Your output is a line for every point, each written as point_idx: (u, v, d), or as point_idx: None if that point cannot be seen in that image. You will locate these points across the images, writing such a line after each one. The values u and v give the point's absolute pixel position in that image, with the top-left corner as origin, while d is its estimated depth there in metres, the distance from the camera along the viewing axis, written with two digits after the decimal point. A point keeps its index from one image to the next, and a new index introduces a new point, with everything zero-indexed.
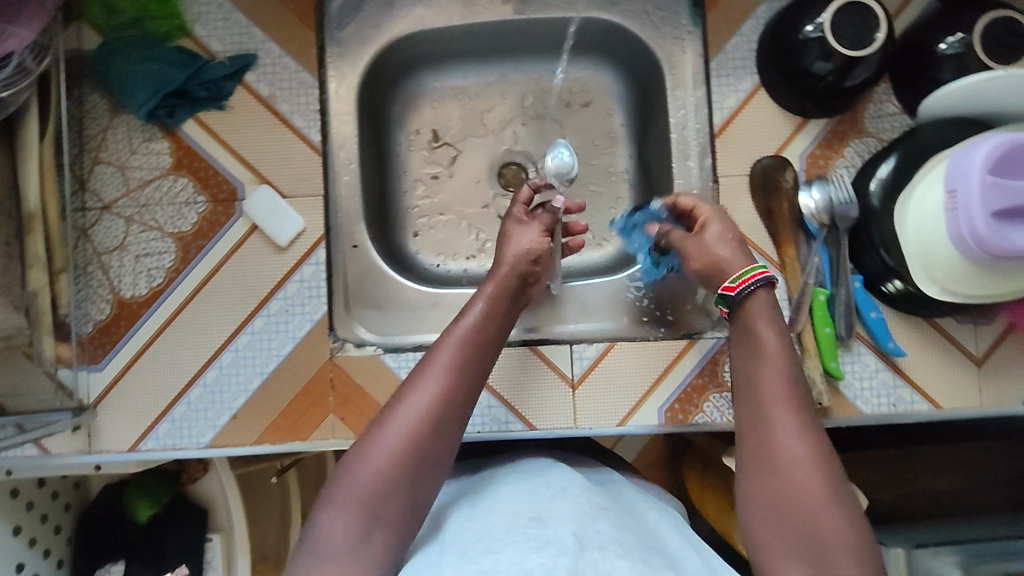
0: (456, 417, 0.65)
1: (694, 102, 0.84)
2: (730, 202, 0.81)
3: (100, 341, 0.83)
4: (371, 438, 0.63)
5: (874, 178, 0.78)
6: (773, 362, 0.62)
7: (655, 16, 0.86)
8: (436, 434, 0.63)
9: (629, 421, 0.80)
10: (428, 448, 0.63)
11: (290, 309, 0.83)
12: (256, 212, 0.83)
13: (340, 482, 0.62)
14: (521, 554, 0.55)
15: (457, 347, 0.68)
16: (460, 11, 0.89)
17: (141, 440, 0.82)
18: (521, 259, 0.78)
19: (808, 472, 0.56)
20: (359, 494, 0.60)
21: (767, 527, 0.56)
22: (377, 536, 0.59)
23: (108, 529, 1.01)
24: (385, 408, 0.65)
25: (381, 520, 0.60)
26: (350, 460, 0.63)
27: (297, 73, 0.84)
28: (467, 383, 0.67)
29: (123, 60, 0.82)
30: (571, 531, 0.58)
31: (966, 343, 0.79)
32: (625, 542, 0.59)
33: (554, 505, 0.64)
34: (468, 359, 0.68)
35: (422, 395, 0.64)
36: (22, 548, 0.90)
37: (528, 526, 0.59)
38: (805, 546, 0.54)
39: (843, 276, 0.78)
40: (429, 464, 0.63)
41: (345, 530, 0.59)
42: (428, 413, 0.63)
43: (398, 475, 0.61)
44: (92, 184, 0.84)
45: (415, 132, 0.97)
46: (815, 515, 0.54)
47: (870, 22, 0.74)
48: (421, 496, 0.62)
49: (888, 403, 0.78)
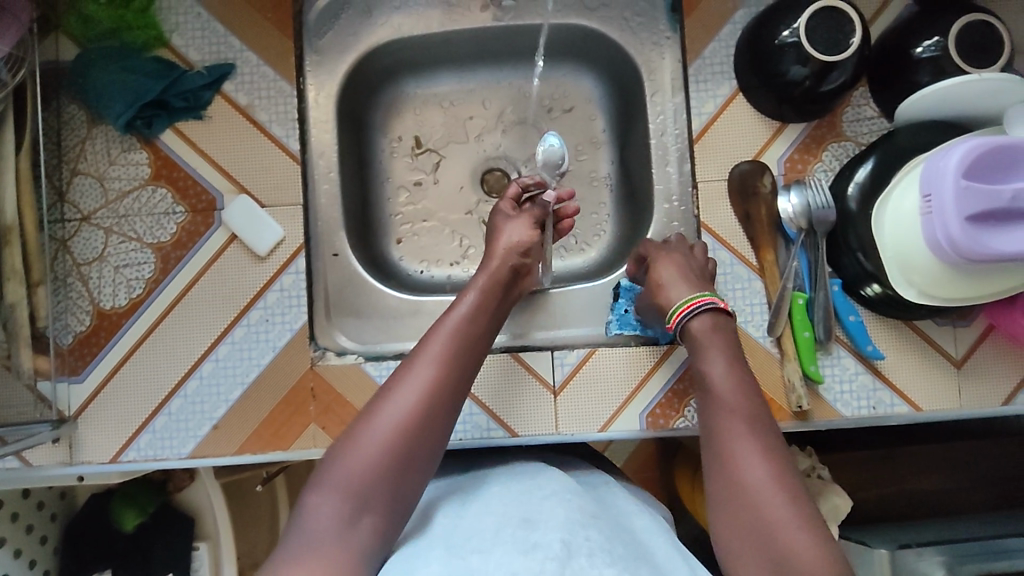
0: (448, 405, 0.66)
1: (673, 108, 0.85)
2: (709, 208, 0.81)
3: (80, 353, 0.83)
4: (363, 424, 0.64)
5: (852, 182, 0.78)
6: (725, 376, 0.64)
7: (633, 23, 0.87)
8: (428, 422, 0.64)
9: (611, 427, 0.80)
10: (419, 435, 0.63)
11: (270, 319, 0.83)
12: (235, 222, 0.83)
13: (330, 468, 0.62)
14: (508, 556, 0.56)
15: (450, 336, 0.69)
16: (439, 18, 0.89)
17: (122, 451, 0.82)
18: (511, 253, 0.78)
19: (767, 476, 0.57)
20: (347, 480, 0.61)
21: (732, 531, 0.57)
22: (364, 523, 0.60)
23: (92, 541, 1.00)
24: (377, 394, 0.66)
25: (369, 508, 0.60)
26: (340, 447, 0.64)
27: (275, 82, 0.84)
28: (460, 371, 0.67)
29: (100, 72, 0.82)
30: (559, 535, 0.58)
31: (946, 345, 0.79)
32: (614, 551, 0.58)
33: (545, 508, 0.63)
34: (460, 348, 0.69)
35: (414, 382, 0.65)
36: (7, 559, 0.89)
37: (517, 528, 0.60)
38: (767, 547, 0.55)
39: (821, 281, 0.78)
40: (419, 451, 0.63)
41: (331, 517, 0.59)
42: (421, 401, 0.64)
43: (388, 461, 0.62)
44: (71, 195, 0.84)
45: (397, 139, 0.97)
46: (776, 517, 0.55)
47: (846, 26, 0.74)
48: (411, 483, 0.63)
49: (868, 405, 0.78)
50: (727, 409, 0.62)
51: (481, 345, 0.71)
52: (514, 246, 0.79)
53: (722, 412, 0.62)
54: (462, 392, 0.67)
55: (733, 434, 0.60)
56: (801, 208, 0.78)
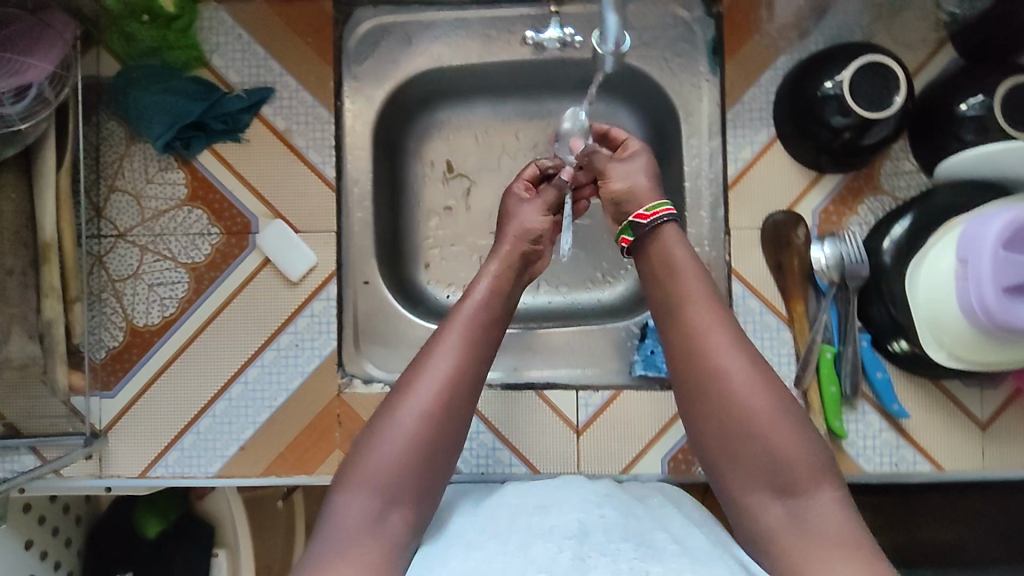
0: (466, 397, 0.67)
1: (709, 150, 0.84)
2: (742, 255, 0.81)
3: (112, 368, 0.84)
4: (384, 419, 0.65)
5: (888, 238, 0.77)
6: (707, 327, 0.66)
7: (674, 62, 0.85)
8: (448, 416, 0.66)
9: (632, 470, 0.82)
10: (440, 429, 0.65)
11: (300, 343, 0.84)
12: (270, 247, 0.84)
13: (355, 463, 0.64)
14: (525, 541, 0.58)
15: (465, 330, 0.70)
16: (478, 50, 0.89)
17: (150, 467, 0.84)
18: (521, 240, 0.81)
19: (761, 406, 0.62)
20: (375, 475, 0.62)
21: (728, 456, 0.63)
22: (394, 516, 0.62)
23: (114, 543, 1.02)
24: (395, 388, 0.67)
25: (398, 501, 0.62)
26: (364, 443, 0.65)
27: (314, 108, 0.85)
28: (475, 363, 0.69)
29: (140, 91, 0.82)
30: (574, 516, 0.61)
31: (971, 406, 0.80)
32: (628, 524, 0.60)
33: (557, 493, 0.66)
34: (475, 342, 0.70)
35: (434, 375, 0.66)
36: (34, 561, 0.92)
37: (532, 515, 0.62)
38: (764, 469, 0.61)
39: (851, 335, 0.78)
40: (441, 443, 0.65)
41: (363, 510, 0.61)
42: (440, 394, 0.66)
43: (413, 455, 0.63)
44: (108, 212, 0.85)
45: (430, 163, 0.97)
46: (773, 444, 0.61)
47: (891, 83, 0.73)
48: (435, 475, 0.65)
49: (890, 463, 0.79)
50: (712, 350, 0.64)
51: (493, 337, 0.72)
52: (524, 231, 0.82)
53: (709, 352, 0.64)
54: (477, 384, 0.69)
55: (721, 372, 0.63)
56: (834, 260, 0.79)
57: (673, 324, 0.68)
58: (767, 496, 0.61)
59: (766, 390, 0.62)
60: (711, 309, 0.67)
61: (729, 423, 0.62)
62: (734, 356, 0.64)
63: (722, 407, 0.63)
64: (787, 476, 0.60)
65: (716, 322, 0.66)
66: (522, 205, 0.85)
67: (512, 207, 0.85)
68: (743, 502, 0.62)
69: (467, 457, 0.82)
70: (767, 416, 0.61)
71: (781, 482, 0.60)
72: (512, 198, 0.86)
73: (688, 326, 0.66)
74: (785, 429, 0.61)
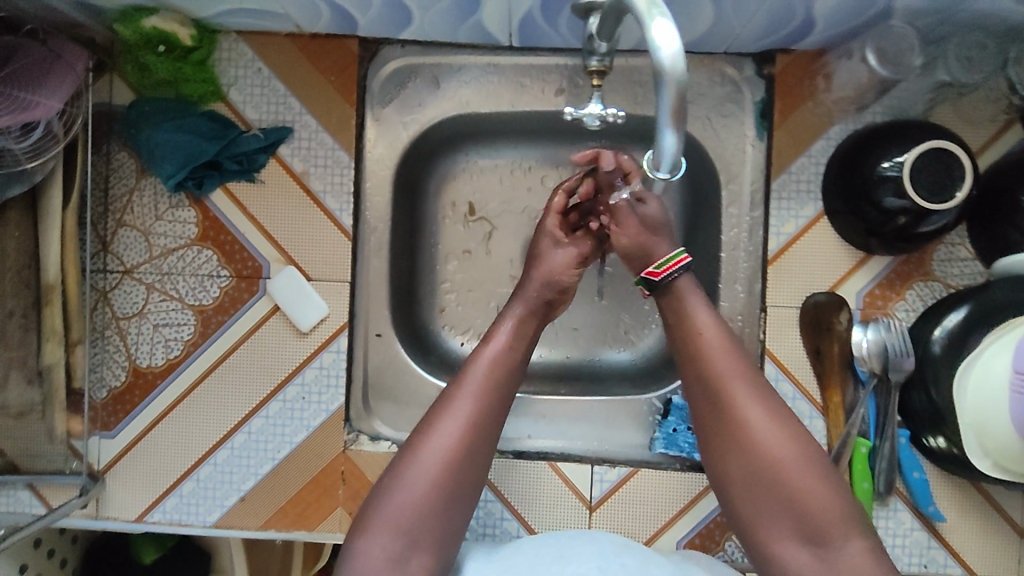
0: (490, 436, 0.64)
1: (750, 222, 0.80)
2: (778, 336, 0.77)
3: (113, 409, 0.81)
4: (405, 459, 0.62)
5: (941, 325, 0.70)
6: (726, 369, 0.64)
7: (717, 123, 0.80)
8: (472, 457, 0.63)
9: (654, 542, 0.78)
10: (463, 471, 0.62)
11: (306, 396, 0.81)
12: (280, 295, 0.80)
13: (375, 503, 0.61)
14: None
15: (490, 365, 0.67)
16: (510, 96, 0.84)
17: (147, 512, 0.81)
18: (550, 281, 0.75)
19: (787, 449, 0.61)
20: (396, 517, 0.59)
21: (756, 504, 0.62)
22: (414, 561, 0.59)
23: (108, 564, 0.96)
24: (419, 426, 0.64)
25: (418, 546, 0.59)
26: (384, 483, 0.62)
27: (334, 150, 0.81)
28: (500, 401, 0.66)
29: (152, 127, 0.78)
30: (593, 564, 0.61)
31: (1012, 510, 0.75)
32: None
33: (575, 546, 0.65)
34: (503, 379, 0.66)
35: (459, 412, 0.63)
36: None
37: (551, 564, 0.62)
38: (792, 515, 0.60)
39: (888, 430, 0.73)
40: (463, 486, 0.62)
41: (383, 554, 0.58)
42: (465, 434, 0.62)
43: (434, 498, 0.61)
44: (115, 247, 0.81)
45: (451, 205, 0.92)
46: (801, 489, 0.60)
47: (956, 172, 0.67)
48: (457, 518, 0.62)
49: (920, 563, 0.75)
50: (736, 394, 0.63)
51: (519, 371, 0.69)
52: (552, 279, 0.75)
53: (733, 395, 0.63)
54: (501, 423, 0.66)
55: (746, 415, 0.62)
56: (877, 348, 0.74)
57: (693, 366, 0.66)
58: (795, 543, 0.60)
59: (790, 431, 0.62)
60: (732, 346, 0.66)
61: (755, 468, 0.61)
62: (756, 398, 0.63)
63: (755, 470, 0.61)
64: (819, 524, 0.59)
65: (737, 361, 0.65)
66: (554, 247, 0.77)
67: (546, 255, 0.76)
68: (771, 551, 0.61)
69: (472, 526, 0.79)
70: (793, 460, 0.60)
71: (812, 528, 0.59)
72: (545, 239, 0.77)
73: (707, 368, 0.65)
74: (816, 481, 0.60)
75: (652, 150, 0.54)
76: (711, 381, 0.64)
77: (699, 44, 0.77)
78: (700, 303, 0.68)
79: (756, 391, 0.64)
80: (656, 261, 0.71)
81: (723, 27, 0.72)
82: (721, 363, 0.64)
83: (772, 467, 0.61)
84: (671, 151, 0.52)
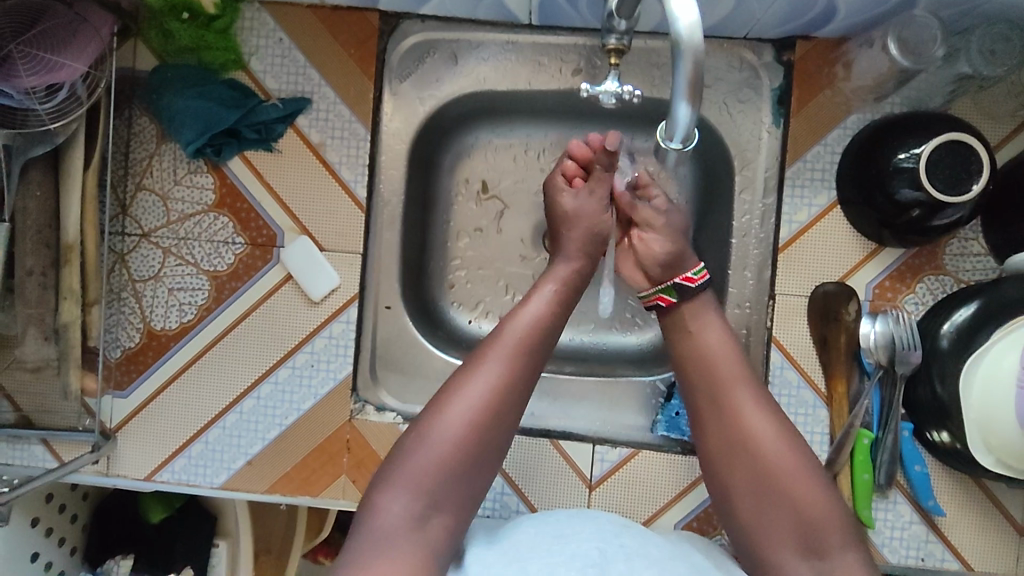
0: (518, 400, 0.64)
1: (762, 209, 0.80)
2: (785, 324, 0.77)
3: (127, 368, 0.83)
4: (429, 420, 0.62)
5: (949, 320, 0.70)
6: (731, 377, 0.65)
7: (734, 108, 0.80)
8: (496, 423, 0.62)
9: (652, 524, 0.79)
10: (487, 435, 0.62)
11: (315, 364, 0.82)
12: (294, 264, 0.81)
13: (398, 461, 0.61)
14: (548, 566, 0.56)
15: (521, 331, 0.65)
16: (528, 75, 0.85)
17: (156, 471, 0.83)
18: (573, 248, 0.75)
19: (789, 459, 0.62)
20: (417, 476, 0.60)
21: (755, 509, 0.62)
22: (434, 521, 0.59)
23: (121, 518, 0.99)
24: (445, 387, 0.64)
25: (438, 507, 0.60)
26: (408, 443, 0.62)
27: (350, 123, 0.82)
28: (531, 366, 0.65)
29: (174, 94, 0.79)
30: (595, 545, 0.59)
31: (1012, 507, 0.75)
32: (649, 556, 0.59)
33: (574, 525, 0.64)
34: (534, 347, 0.65)
35: (489, 374, 0.63)
36: (39, 537, 0.88)
37: (552, 542, 0.60)
38: (791, 521, 0.60)
39: (891, 423, 0.73)
40: (488, 448, 0.62)
41: (402, 512, 0.59)
42: (491, 399, 0.62)
43: (456, 461, 0.61)
44: (133, 210, 0.82)
45: (464, 182, 0.93)
46: (794, 481, 0.61)
47: (974, 165, 0.66)
48: (475, 482, 0.62)
49: (917, 556, 0.75)
50: (734, 384, 0.65)
51: (550, 342, 0.67)
52: (570, 245, 0.74)
53: (734, 403, 0.64)
54: (529, 392, 0.65)
55: (747, 423, 0.63)
56: (884, 340, 0.73)
57: (696, 373, 0.67)
58: (791, 548, 0.60)
59: (791, 442, 0.63)
60: (740, 359, 0.67)
61: (756, 475, 0.62)
62: (759, 408, 0.64)
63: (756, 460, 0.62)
64: (814, 529, 0.59)
65: (739, 372, 0.66)
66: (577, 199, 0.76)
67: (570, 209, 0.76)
68: (768, 554, 0.61)
69: None
70: (794, 470, 0.61)
71: (808, 534, 0.59)
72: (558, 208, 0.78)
73: (706, 361, 0.67)
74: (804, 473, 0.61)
75: (665, 121, 0.55)
76: (714, 389, 0.65)
77: (719, 28, 0.77)
78: (706, 320, 0.69)
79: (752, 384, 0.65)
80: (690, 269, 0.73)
81: (743, 12, 0.72)
82: (727, 372, 0.65)
83: (771, 475, 0.61)
84: (684, 121, 0.53)
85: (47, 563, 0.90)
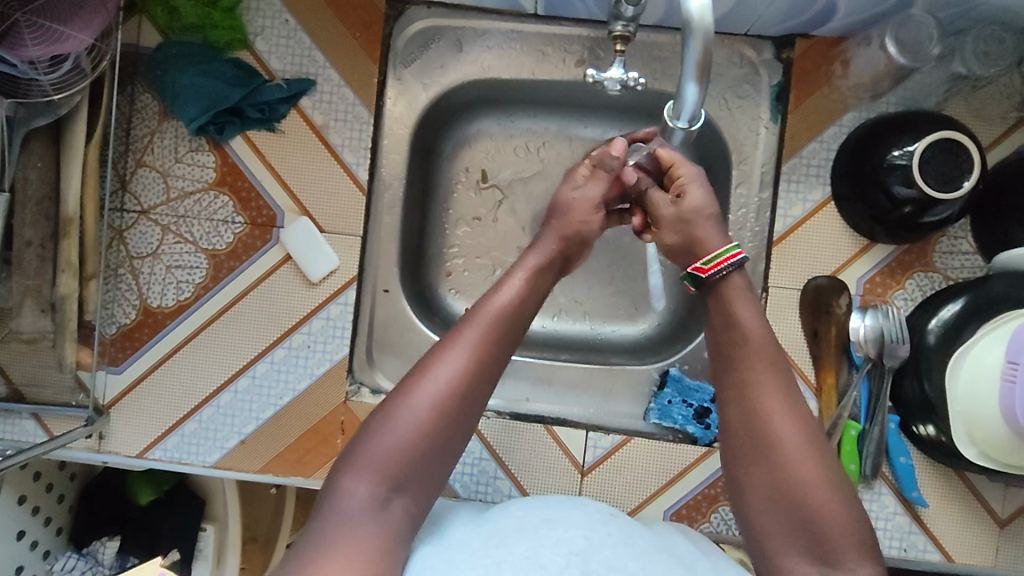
0: (481, 391, 0.60)
1: (758, 203, 0.82)
2: (779, 316, 0.79)
3: (122, 345, 0.82)
4: (397, 402, 0.58)
5: (936, 316, 0.72)
6: (753, 360, 0.62)
7: (733, 103, 0.82)
8: (461, 410, 0.59)
9: (639, 512, 0.80)
10: (450, 424, 0.58)
11: (312, 345, 0.83)
12: (294, 245, 0.82)
13: (365, 441, 0.57)
14: (533, 548, 0.51)
15: (491, 324, 0.62)
16: (531, 65, 0.86)
17: (148, 449, 0.83)
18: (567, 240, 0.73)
19: (813, 469, 0.56)
20: (384, 461, 0.56)
21: (767, 516, 0.57)
22: (398, 504, 0.56)
23: (109, 503, 0.97)
24: (415, 368, 0.60)
25: (404, 490, 0.56)
26: (375, 424, 0.58)
27: (354, 105, 0.82)
28: (495, 358, 0.62)
29: (179, 71, 0.79)
30: (580, 532, 0.54)
31: (991, 501, 0.77)
32: (636, 545, 0.55)
33: (562, 510, 0.58)
34: (499, 337, 0.62)
35: (452, 363, 0.59)
36: (26, 515, 0.86)
37: (538, 526, 0.55)
38: (800, 532, 0.55)
39: (879, 415, 0.75)
40: (451, 438, 0.59)
41: (368, 495, 0.55)
42: (456, 386, 0.58)
43: (421, 449, 0.57)
44: (133, 186, 0.82)
45: (465, 170, 0.94)
46: (807, 487, 0.55)
47: (965, 161, 0.68)
48: (438, 470, 0.58)
49: (900, 546, 0.77)
50: (753, 381, 0.61)
51: (516, 337, 0.64)
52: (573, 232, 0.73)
53: (750, 381, 0.61)
54: (492, 385, 0.62)
55: (768, 425, 0.58)
56: (874, 334, 0.75)
57: (724, 347, 0.64)
58: (806, 563, 0.54)
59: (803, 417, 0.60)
60: (765, 350, 0.62)
61: (773, 480, 0.57)
62: (786, 411, 0.59)
63: (770, 461, 0.57)
64: (823, 530, 0.54)
65: (768, 363, 0.61)
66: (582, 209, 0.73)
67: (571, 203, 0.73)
68: (771, 544, 0.56)
69: (466, 482, 0.80)
70: (817, 482, 0.55)
71: (817, 540, 0.54)
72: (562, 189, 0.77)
73: (742, 353, 0.62)
74: (826, 476, 0.56)
75: (674, 101, 0.59)
76: (740, 388, 0.61)
77: (721, 23, 0.79)
78: (725, 306, 0.65)
79: (776, 380, 0.60)
80: (704, 257, 0.68)
81: (746, 8, 0.73)
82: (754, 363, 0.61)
83: (790, 476, 0.56)
84: (691, 104, 0.57)
85: (33, 542, 0.88)
